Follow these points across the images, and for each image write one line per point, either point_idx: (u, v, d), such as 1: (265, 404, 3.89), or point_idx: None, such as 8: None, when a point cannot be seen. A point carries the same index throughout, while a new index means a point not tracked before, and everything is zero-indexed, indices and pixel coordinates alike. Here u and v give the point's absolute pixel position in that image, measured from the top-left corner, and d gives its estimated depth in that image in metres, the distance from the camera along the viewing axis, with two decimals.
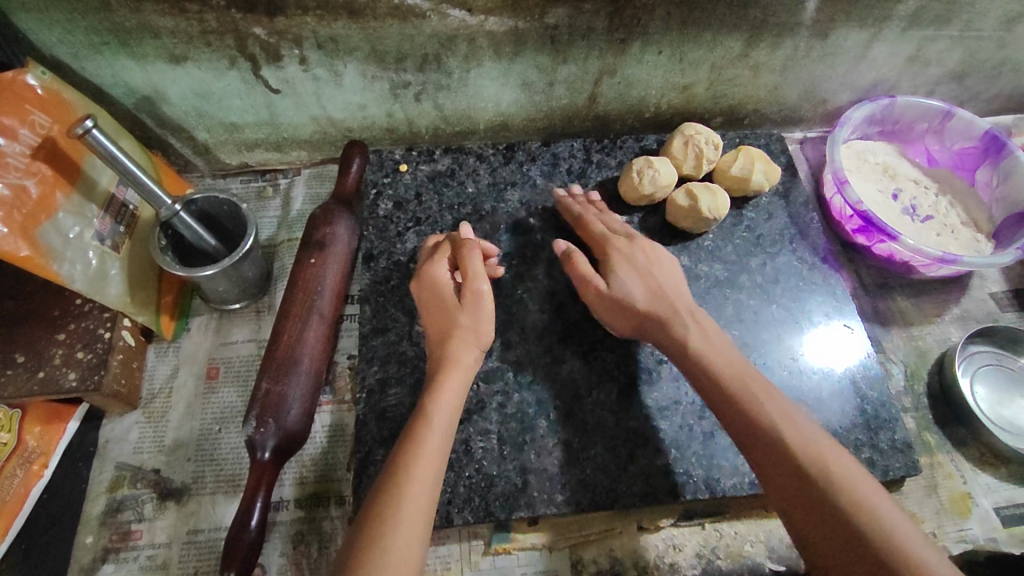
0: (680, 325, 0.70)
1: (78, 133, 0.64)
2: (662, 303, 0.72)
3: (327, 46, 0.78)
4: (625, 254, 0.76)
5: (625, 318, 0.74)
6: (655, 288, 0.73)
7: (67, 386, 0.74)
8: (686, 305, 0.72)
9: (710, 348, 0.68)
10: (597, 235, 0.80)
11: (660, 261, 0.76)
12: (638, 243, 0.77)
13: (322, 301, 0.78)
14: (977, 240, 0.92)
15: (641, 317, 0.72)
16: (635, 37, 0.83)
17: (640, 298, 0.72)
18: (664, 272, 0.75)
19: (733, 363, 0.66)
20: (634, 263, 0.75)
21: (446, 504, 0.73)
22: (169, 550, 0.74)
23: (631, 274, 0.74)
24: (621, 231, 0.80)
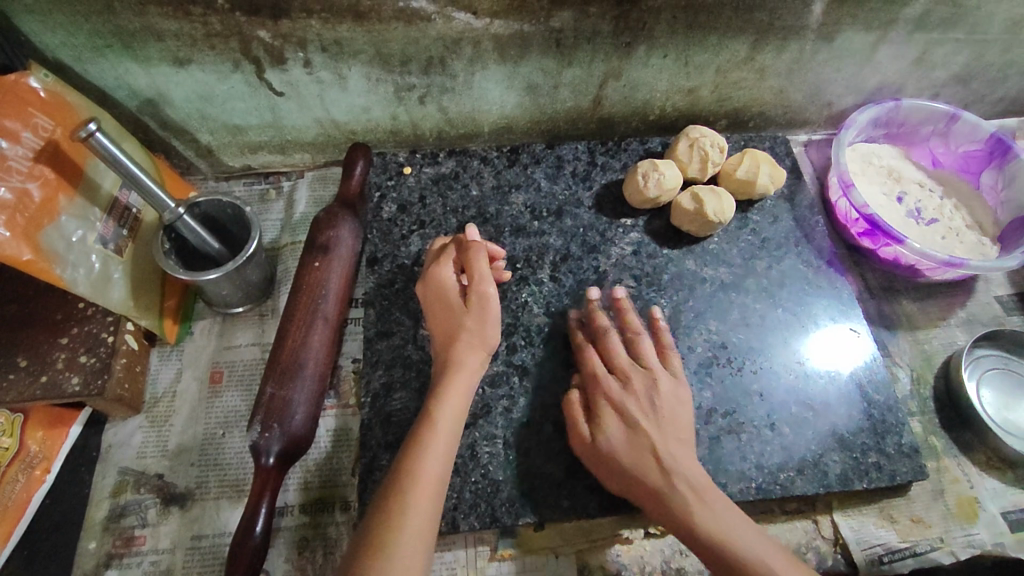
0: (660, 470, 0.66)
1: (81, 136, 0.63)
2: (646, 464, 0.67)
3: (331, 49, 0.78)
4: (617, 405, 0.71)
5: (616, 480, 0.69)
6: (642, 449, 0.68)
7: (69, 391, 0.74)
8: (672, 459, 0.67)
9: (676, 468, 0.66)
10: (596, 371, 0.74)
11: (655, 409, 0.70)
12: (636, 390, 0.71)
13: (327, 304, 0.78)
14: (983, 244, 0.92)
15: (626, 479, 0.68)
16: (641, 40, 0.82)
17: (625, 457, 0.68)
18: (657, 422, 0.69)
19: (698, 488, 0.65)
20: (624, 415, 0.70)
21: (452, 510, 0.72)
22: (172, 556, 0.74)
23: (618, 430, 0.69)
24: (622, 370, 0.73)
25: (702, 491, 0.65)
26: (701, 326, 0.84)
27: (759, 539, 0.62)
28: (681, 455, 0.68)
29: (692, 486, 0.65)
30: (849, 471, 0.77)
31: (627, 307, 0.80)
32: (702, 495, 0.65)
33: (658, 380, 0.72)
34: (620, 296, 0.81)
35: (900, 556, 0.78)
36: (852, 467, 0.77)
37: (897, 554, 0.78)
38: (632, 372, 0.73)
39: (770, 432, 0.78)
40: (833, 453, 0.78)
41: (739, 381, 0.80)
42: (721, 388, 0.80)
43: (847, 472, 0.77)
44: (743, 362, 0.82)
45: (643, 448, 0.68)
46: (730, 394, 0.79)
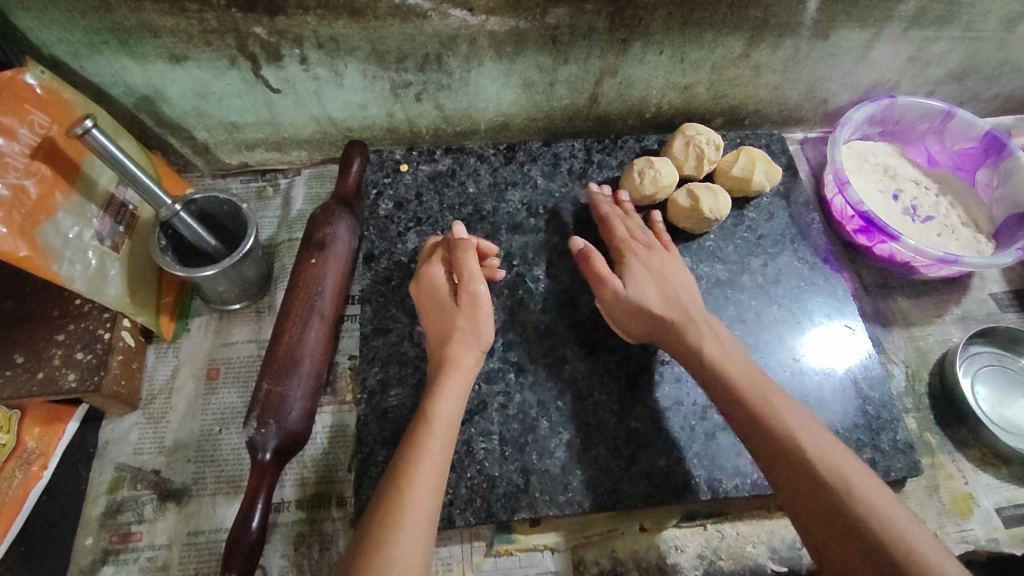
0: (693, 328, 0.71)
1: (77, 133, 0.64)
2: (669, 304, 0.74)
3: (327, 46, 0.78)
4: (642, 260, 0.79)
5: (635, 320, 0.75)
6: (665, 291, 0.75)
7: (65, 387, 0.74)
8: (697, 310, 0.74)
9: (737, 370, 0.68)
10: (620, 235, 0.82)
11: (673, 267, 0.78)
12: (657, 251, 0.80)
13: (323, 301, 0.78)
14: (978, 241, 0.93)
15: (644, 317, 0.74)
16: (637, 37, 0.83)
17: (648, 296, 0.75)
18: (677, 279, 0.77)
19: (762, 387, 0.66)
20: (650, 268, 0.78)
21: (448, 505, 0.72)
22: (169, 551, 0.74)
23: (645, 277, 0.77)
24: (645, 239, 0.82)
25: (766, 390, 0.66)
26: None
27: (758, 373, 0.68)
28: (738, 359, 0.69)
29: (756, 386, 0.66)
30: None
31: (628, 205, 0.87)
32: (767, 394, 0.66)
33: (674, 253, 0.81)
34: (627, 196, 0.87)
35: None
36: None
37: None
38: (653, 241, 0.81)
39: None
40: None
41: None
42: None
43: None
44: None
45: (694, 345, 0.70)
46: None
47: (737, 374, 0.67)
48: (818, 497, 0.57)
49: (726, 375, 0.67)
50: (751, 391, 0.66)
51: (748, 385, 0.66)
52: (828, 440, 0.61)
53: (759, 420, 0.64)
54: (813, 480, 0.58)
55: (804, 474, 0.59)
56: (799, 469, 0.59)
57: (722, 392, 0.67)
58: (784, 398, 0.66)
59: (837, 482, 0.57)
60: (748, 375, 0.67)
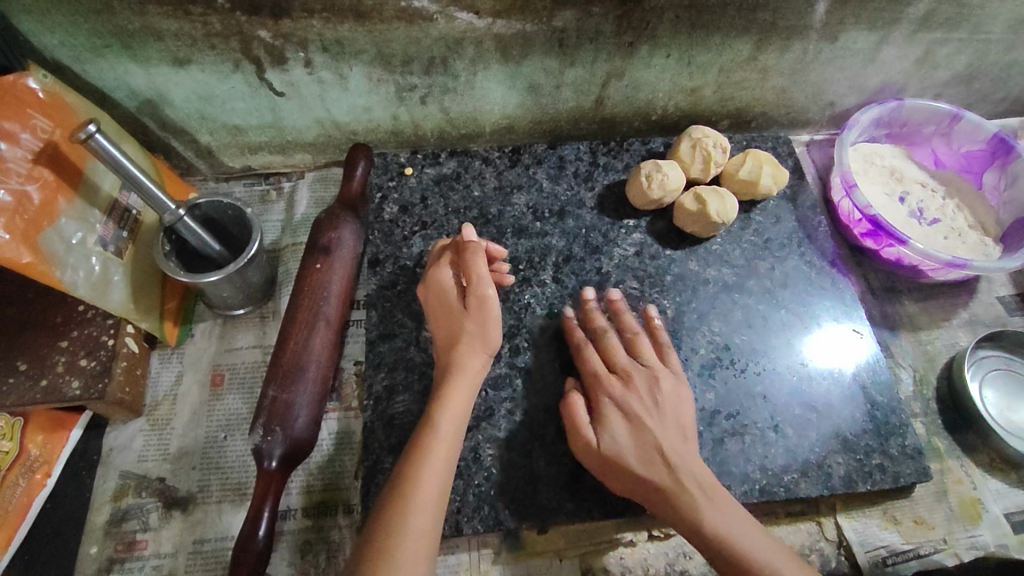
0: (689, 497, 0.65)
1: (81, 138, 0.63)
2: (655, 467, 0.66)
3: (332, 49, 0.77)
4: (621, 406, 0.70)
5: (620, 482, 0.68)
6: (646, 444, 0.67)
7: (69, 394, 0.73)
8: (688, 467, 0.66)
9: (747, 547, 0.62)
10: (595, 370, 0.73)
11: (658, 405, 0.70)
12: (636, 385, 0.71)
13: (328, 306, 0.77)
14: (985, 244, 0.92)
15: (632, 481, 0.67)
16: (644, 39, 0.82)
17: (633, 459, 0.67)
18: (664, 422, 0.69)
19: (779, 567, 0.61)
20: (627, 411, 0.69)
21: (455, 513, 0.72)
22: (175, 560, 0.73)
23: (623, 427, 0.69)
24: (623, 370, 0.73)
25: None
26: (704, 327, 0.83)
27: (759, 538, 0.63)
28: (745, 530, 0.63)
29: (769, 567, 0.60)
30: (852, 473, 0.77)
31: (622, 307, 0.80)
32: (786, 574, 0.60)
33: (659, 374, 0.72)
34: (619, 302, 0.80)
35: (903, 558, 0.77)
36: (855, 468, 0.77)
37: (900, 556, 0.78)
38: (632, 370, 0.72)
39: (774, 434, 0.78)
40: (837, 455, 0.78)
41: (742, 383, 0.80)
42: (724, 390, 0.80)
43: (851, 473, 0.77)
44: (747, 364, 0.81)
45: (693, 519, 0.64)
46: (733, 396, 0.79)
47: (746, 556, 0.61)
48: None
49: (734, 557, 0.61)
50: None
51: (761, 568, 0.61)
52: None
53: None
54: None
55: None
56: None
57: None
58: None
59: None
60: (759, 554, 0.61)
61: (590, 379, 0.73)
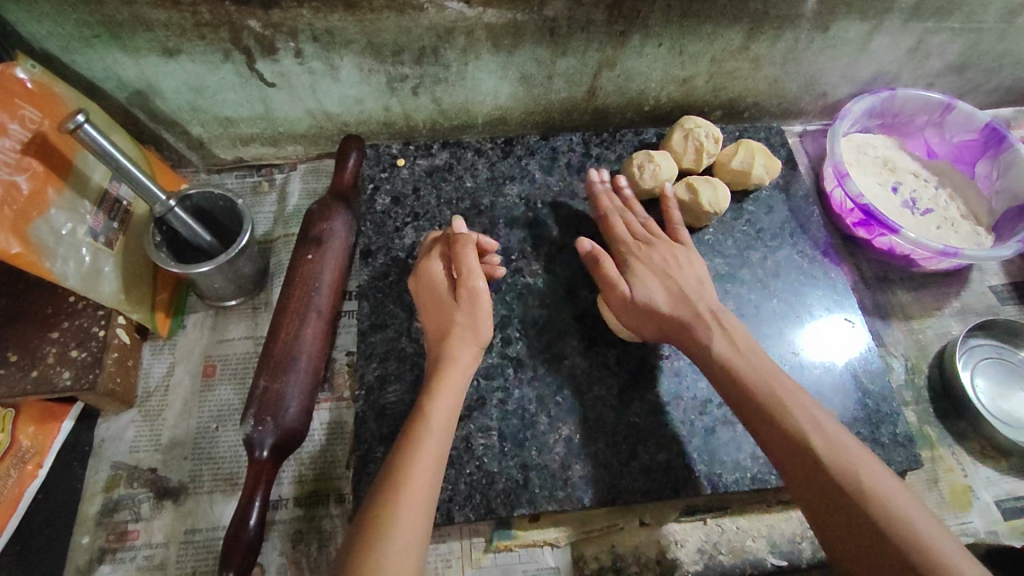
0: (703, 328, 0.70)
1: (69, 128, 0.63)
2: (681, 304, 0.72)
3: (322, 39, 0.77)
4: (646, 260, 0.77)
5: (648, 326, 0.74)
6: (672, 290, 0.73)
7: (60, 385, 0.73)
8: (707, 305, 0.72)
9: (748, 370, 0.66)
10: (622, 237, 0.80)
11: (680, 262, 0.76)
12: (659, 248, 0.78)
13: (320, 297, 0.77)
14: (977, 234, 0.92)
15: (657, 320, 0.73)
16: (635, 29, 0.82)
17: (660, 300, 0.73)
18: (686, 273, 0.75)
19: (774, 383, 0.65)
20: (653, 267, 0.76)
21: (446, 501, 0.72)
22: (166, 550, 0.74)
23: (650, 278, 0.75)
24: (644, 236, 0.80)
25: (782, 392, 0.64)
26: None
27: (767, 363, 0.67)
28: (753, 357, 0.68)
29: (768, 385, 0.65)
30: None
31: (630, 197, 0.85)
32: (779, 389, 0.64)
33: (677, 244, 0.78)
34: (623, 185, 0.85)
35: None
36: None
37: None
38: (654, 237, 0.79)
39: None
40: None
41: None
42: None
43: None
44: None
45: (705, 346, 0.69)
46: None
47: (748, 376, 0.66)
48: (832, 501, 0.58)
49: (736, 377, 0.66)
50: (762, 394, 0.64)
51: (757, 387, 0.65)
52: (840, 439, 0.61)
53: (771, 423, 0.63)
54: (826, 485, 0.58)
55: (817, 478, 0.59)
56: (812, 475, 0.59)
57: (734, 395, 0.66)
58: (798, 395, 0.64)
59: (851, 486, 0.57)
60: (759, 375, 0.66)
61: (617, 246, 0.80)
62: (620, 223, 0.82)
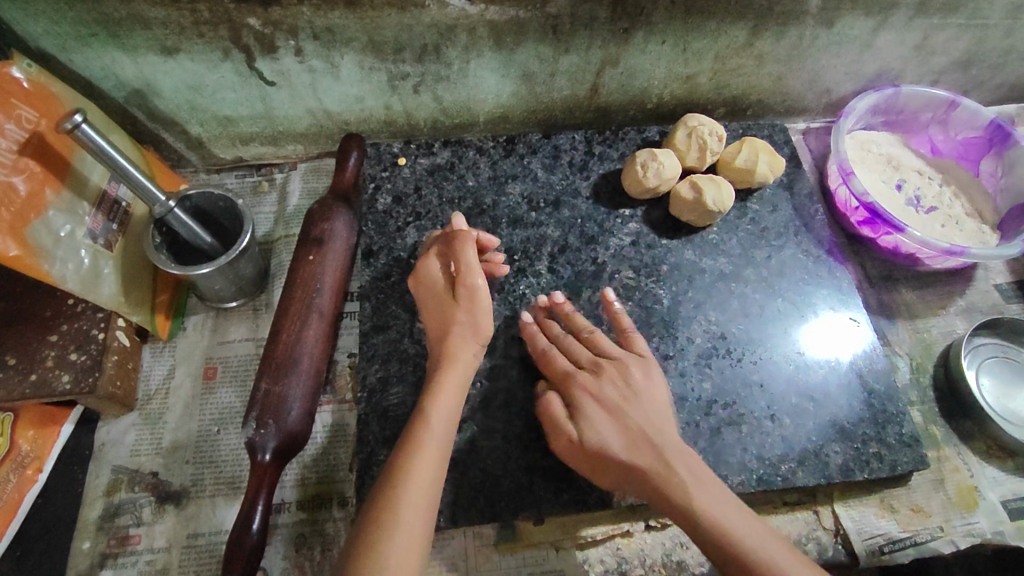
0: (677, 480, 0.63)
1: (67, 128, 0.62)
2: (643, 449, 0.66)
3: (322, 37, 0.76)
4: (595, 395, 0.70)
5: (612, 475, 0.68)
6: (625, 430, 0.67)
7: (59, 388, 0.73)
8: (670, 447, 0.66)
9: (733, 527, 0.60)
10: (567, 366, 0.73)
11: (631, 390, 0.70)
12: (604, 375, 0.71)
13: (322, 298, 0.77)
14: (982, 232, 0.92)
15: (622, 469, 0.66)
16: (639, 26, 0.81)
17: (618, 446, 0.66)
18: (644, 404, 0.69)
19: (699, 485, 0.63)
20: (601, 401, 0.69)
21: (451, 505, 0.72)
22: (169, 554, 0.73)
23: (603, 418, 0.68)
24: (592, 362, 0.73)
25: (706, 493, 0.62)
26: (700, 316, 0.83)
27: (692, 462, 0.65)
28: (734, 511, 0.62)
29: (757, 547, 0.59)
30: (849, 461, 0.77)
31: (570, 309, 0.78)
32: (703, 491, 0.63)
33: (627, 363, 0.72)
34: (559, 301, 0.78)
35: (900, 546, 0.78)
36: (853, 457, 0.77)
37: (897, 544, 0.78)
38: (602, 360, 0.73)
39: (771, 423, 0.77)
40: (834, 444, 0.77)
41: (740, 372, 0.80)
42: (721, 380, 0.79)
43: (848, 462, 0.77)
44: (743, 353, 0.81)
45: (682, 502, 0.62)
46: (730, 385, 0.79)
47: (737, 536, 0.60)
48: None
49: (726, 541, 0.59)
50: (756, 560, 0.58)
51: (750, 552, 0.59)
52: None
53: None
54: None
55: None
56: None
57: (724, 559, 0.59)
58: (789, 556, 0.59)
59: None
60: (750, 539, 0.59)
61: (563, 376, 0.72)
62: (564, 353, 0.74)
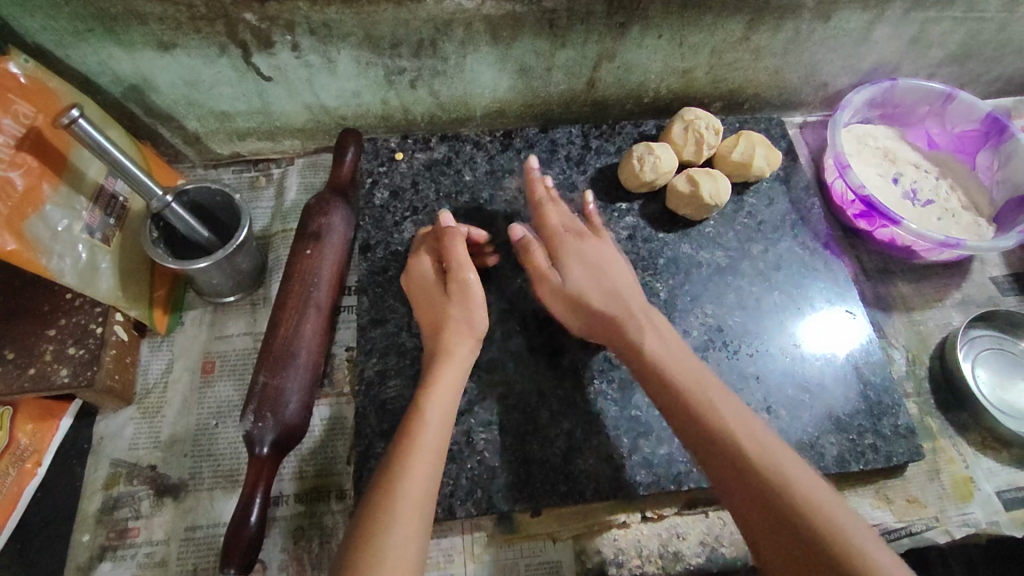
0: (651, 343, 0.68)
1: (64, 123, 0.62)
2: (610, 300, 0.71)
3: (319, 32, 0.76)
4: (575, 252, 0.75)
5: (579, 315, 0.73)
6: (605, 286, 0.73)
7: (58, 382, 0.73)
8: (637, 302, 0.72)
9: (701, 388, 0.64)
10: (553, 225, 0.78)
11: (610, 258, 0.75)
12: (588, 240, 0.76)
13: (319, 292, 0.77)
14: (978, 224, 0.92)
15: (589, 313, 0.72)
16: (635, 20, 0.81)
17: (593, 295, 0.72)
18: (619, 270, 0.75)
19: (674, 355, 0.68)
20: (584, 260, 0.74)
21: (448, 497, 0.72)
22: (167, 547, 0.73)
23: (581, 271, 0.74)
24: (576, 227, 0.78)
25: (679, 360, 0.67)
26: (697, 309, 0.83)
27: (672, 338, 0.70)
28: (683, 357, 0.68)
29: (699, 385, 0.64)
30: (845, 453, 0.77)
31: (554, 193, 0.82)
32: (677, 358, 0.67)
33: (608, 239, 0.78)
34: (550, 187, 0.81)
35: (896, 535, 0.78)
36: (848, 448, 0.77)
37: (892, 534, 0.78)
38: (586, 230, 0.78)
39: (767, 415, 0.78)
40: (830, 435, 0.78)
41: (736, 364, 0.80)
42: (718, 372, 0.79)
43: (844, 453, 0.77)
44: (740, 346, 0.81)
45: (636, 343, 0.69)
46: (726, 377, 0.79)
47: (680, 377, 0.65)
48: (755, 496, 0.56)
49: (669, 379, 0.66)
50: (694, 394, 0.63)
51: (690, 389, 0.64)
52: (768, 438, 0.60)
53: (700, 421, 0.62)
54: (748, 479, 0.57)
55: (725, 454, 0.59)
56: (733, 469, 0.58)
57: (664, 395, 0.65)
58: (727, 397, 0.64)
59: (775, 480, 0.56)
60: (694, 378, 0.65)
61: (547, 233, 0.78)
62: (554, 211, 0.79)
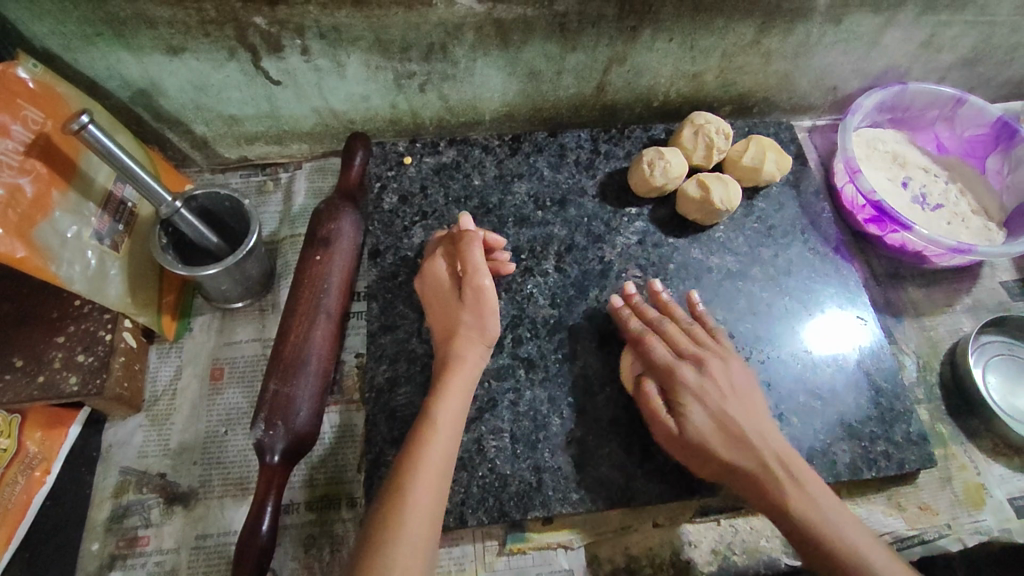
0: (792, 501, 0.63)
1: (74, 129, 0.62)
2: (743, 452, 0.66)
3: (329, 36, 0.76)
4: (698, 388, 0.70)
5: (705, 466, 0.69)
6: (731, 431, 0.67)
7: (67, 390, 0.72)
8: (772, 449, 0.66)
9: (866, 557, 0.60)
10: (663, 357, 0.73)
11: (735, 391, 0.70)
12: (707, 370, 0.71)
13: (329, 298, 0.76)
14: (989, 229, 0.91)
15: (717, 464, 0.67)
16: (647, 24, 0.81)
17: (718, 442, 0.67)
18: (743, 404, 0.69)
19: (828, 516, 0.62)
20: (707, 399, 0.69)
21: (460, 505, 0.71)
22: (178, 555, 0.73)
23: (705, 415, 0.68)
24: (691, 352, 0.73)
25: (832, 517, 0.62)
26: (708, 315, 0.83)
27: (826, 497, 0.64)
28: (834, 514, 0.63)
29: (858, 553, 0.60)
30: (858, 460, 0.77)
31: (667, 299, 0.79)
32: (829, 518, 0.62)
33: (727, 359, 0.73)
34: (660, 289, 0.79)
35: (908, 544, 0.78)
36: (861, 456, 0.77)
37: (904, 542, 0.78)
38: (702, 352, 0.73)
39: (778, 422, 0.77)
40: (842, 443, 0.77)
41: None
42: None
43: (856, 461, 0.77)
44: (751, 352, 0.81)
45: (779, 502, 0.64)
46: None
47: (835, 543, 0.61)
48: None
49: (824, 547, 0.61)
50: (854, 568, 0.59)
51: (849, 556, 0.60)
52: None
53: None
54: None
55: None
56: None
57: (823, 562, 0.61)
58: (897, 570, 0.59)
59: None
60: (853, 547, 0.60)
61: (660, 368, 0.73)
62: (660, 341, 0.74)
